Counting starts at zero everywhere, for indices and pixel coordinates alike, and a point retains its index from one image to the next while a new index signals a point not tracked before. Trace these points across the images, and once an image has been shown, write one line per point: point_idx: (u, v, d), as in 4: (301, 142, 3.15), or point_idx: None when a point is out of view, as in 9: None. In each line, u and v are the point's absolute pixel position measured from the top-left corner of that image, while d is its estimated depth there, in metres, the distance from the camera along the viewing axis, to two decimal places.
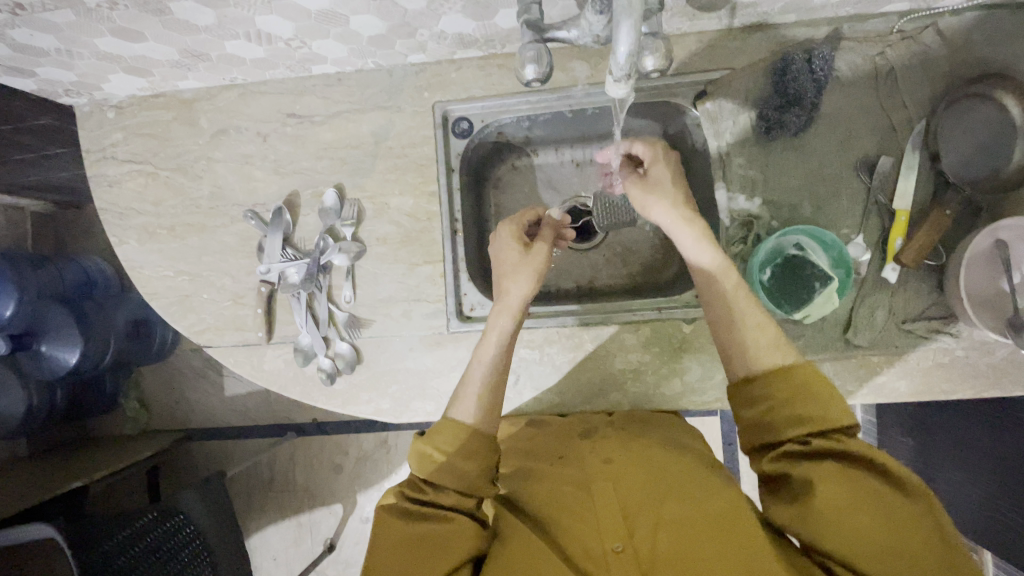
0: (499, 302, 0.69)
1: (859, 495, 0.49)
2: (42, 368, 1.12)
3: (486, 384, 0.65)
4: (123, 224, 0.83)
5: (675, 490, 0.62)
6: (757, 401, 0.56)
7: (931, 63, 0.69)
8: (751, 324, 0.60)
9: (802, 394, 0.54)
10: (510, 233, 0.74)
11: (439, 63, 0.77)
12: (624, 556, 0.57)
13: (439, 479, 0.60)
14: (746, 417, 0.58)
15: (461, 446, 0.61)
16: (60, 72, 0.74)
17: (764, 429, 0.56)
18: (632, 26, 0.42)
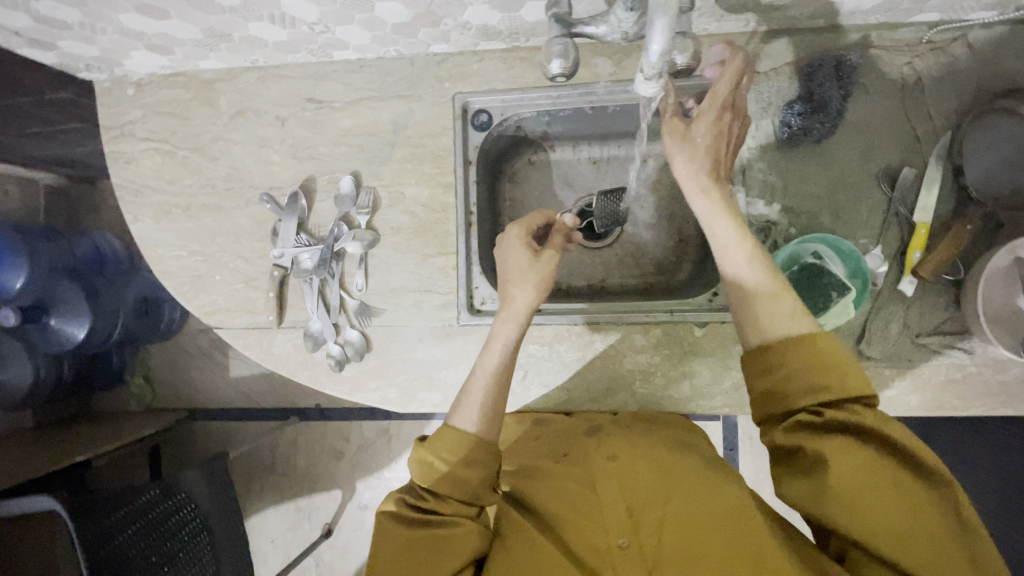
0: (505, 309, 0.67)
1: (872, 473, 0.48)
2: (50, 341, 1.15)
3: (490, 392, 0.64)
4: (139, 201, 0.83)
5: (681, 486, 0.63)
6: (772, 370, 0.54)
7: (958, 76, 0.68)
8: (777, 309, 0.55)
9: (819, 364, 0.51)
10: (517, 234, 0.71)
11: (462, 54, 0.77)
12: (630, 554, 0.58)
13: (441, 487, 0.60)
14: (758, 387, 0.55)
15: (462, 455, 0.60)
16: (82, 47, 0.74)
17: (778, 399, 0.53)
18: (666, 24, 0.42)
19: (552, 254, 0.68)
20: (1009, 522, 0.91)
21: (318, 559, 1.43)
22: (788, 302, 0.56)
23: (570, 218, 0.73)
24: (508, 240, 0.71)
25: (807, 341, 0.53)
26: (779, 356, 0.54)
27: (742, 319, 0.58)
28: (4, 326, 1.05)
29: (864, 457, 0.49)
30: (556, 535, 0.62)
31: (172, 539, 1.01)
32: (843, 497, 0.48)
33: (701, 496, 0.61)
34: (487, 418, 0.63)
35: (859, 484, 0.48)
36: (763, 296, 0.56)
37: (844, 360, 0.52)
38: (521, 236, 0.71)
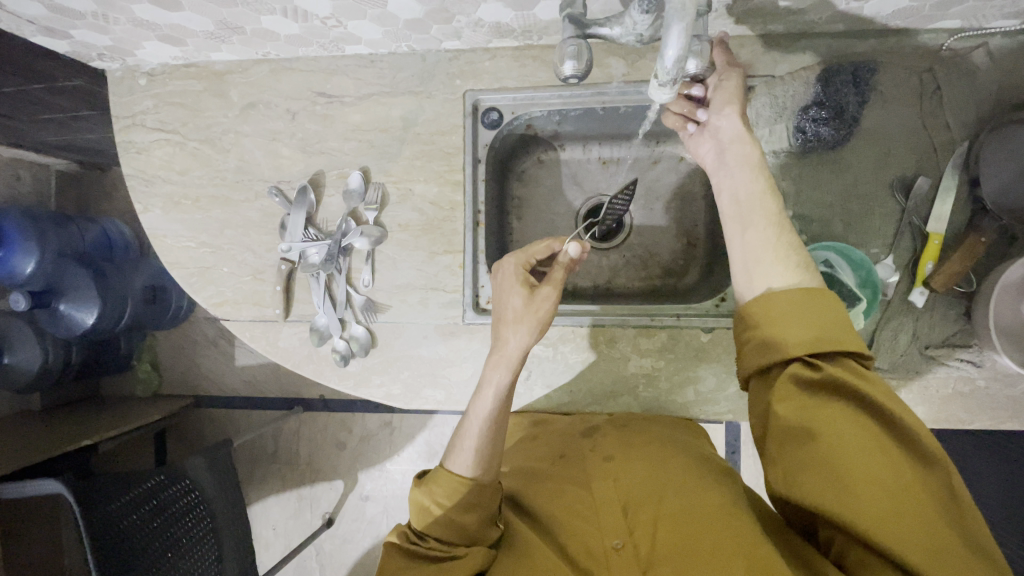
0: (497, 347, 0.67)
1: (867, 443, 0.45)
2: (59, 326, 1.14)
3: (484, 436, 0.65)
4: (148, 191, 0.83)
5: (674, 489, 0.64)
6: (771, 324, 0.51)
7: (978, 86, 0.67)
8: (793, 265, 0.54)
9: (823, 320, 0.49)
10: (512, 269, 0.69)
11: (474, 51, 0.76)
12: (626, 554, 0.60)
13: (440, 530, 0.63)
14: (755, 340, 0.52)
15: (459, 500, 0.63)
16: (95, 36, 0.74)
17: (773, 350, 0.51)
18: (683, 29, 0.41)
19: (546, 291, 0.65)
20: (1012, 536, 0.90)
21: (319, 548, 1.44)
22: (800, 258, 0.54)
23: (577, 248, 0.69)
24: (504, 275, 0.69)
25: (811, 296, 0.51)
26: (781, 306, 0.51)
27: (749, 273, 0.55)
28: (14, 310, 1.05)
29: (858, 428, 0.46)
30: (554, 539, 0.64)
31: (176, 523, 1.03)
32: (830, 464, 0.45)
33: (694, 493, 0.62)
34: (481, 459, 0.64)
35: (847, 448, 0.45)
36: (782, 256, 0.55)
37: (844, 326, 0.50)
38: (516, 270, 0.69)
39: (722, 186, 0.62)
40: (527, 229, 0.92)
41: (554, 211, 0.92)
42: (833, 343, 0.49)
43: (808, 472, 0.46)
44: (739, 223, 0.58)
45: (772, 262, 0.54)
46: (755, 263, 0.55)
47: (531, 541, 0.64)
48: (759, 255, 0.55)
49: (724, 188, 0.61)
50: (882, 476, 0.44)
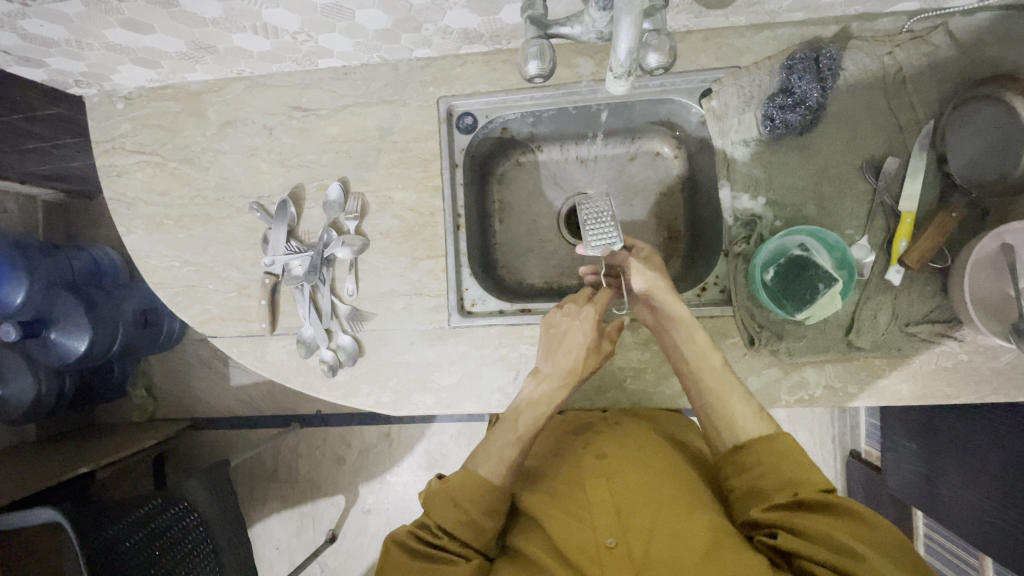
0: (558, 377, 0.71)
1: (840, 522, 0.52)
2: (50, 355, 1.14)
3: (515, 444, 0.69)
4: (130, 214, 0.84)
5: (672, 496, 0.63)
6: (749, 468, 0.61)
7: (941, 65, 0.68)
8: (744, 408, 0.64)
9: (789, 461, 0.59)
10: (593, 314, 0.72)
11: (445, 58, 0.77)
12: (619, 553, 0.58)
13: (455, 527, 0.64)
14: (738, 485, 0.61)
15: (483, 503, 0.64)
16: (70, 63, 0.75)
17: (756, 496, 0.59)
18: (632, 22, 0.42)
19: (610, 347, 0.72)
20: None
21: (323, 565, 1.43)
22: (753, 407, 0.65)
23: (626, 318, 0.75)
24: (560, 318, 0.73)
25: (777, 440, 0.61)
26: (764, 457, 0.60)
27: (711, 423, 0.66)
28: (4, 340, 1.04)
29: (828, 518, 0.53)
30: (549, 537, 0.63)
31: (175, 546, 1.03)
32: (817, 538, 0.52)
33: (692, 497, 0.63)
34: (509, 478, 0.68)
35: (832, 525, 0.52)
36: (739, 412, 0.64)
37: (806, 461, 0.59)
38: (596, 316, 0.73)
39: (668, 345, 0.70)
40: (510, 232, 0.92)
41: (535, 213, 0.92)
42: (797, 478, 0.58)
43: (806, 546, 0.52)
44: (694, 387, 0.67)
45: (735, 408, 0.64)
46: (715, 414, 0.65)
47: (528, 545, 0.64)
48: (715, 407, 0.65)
49: (669, 345, 0.70)
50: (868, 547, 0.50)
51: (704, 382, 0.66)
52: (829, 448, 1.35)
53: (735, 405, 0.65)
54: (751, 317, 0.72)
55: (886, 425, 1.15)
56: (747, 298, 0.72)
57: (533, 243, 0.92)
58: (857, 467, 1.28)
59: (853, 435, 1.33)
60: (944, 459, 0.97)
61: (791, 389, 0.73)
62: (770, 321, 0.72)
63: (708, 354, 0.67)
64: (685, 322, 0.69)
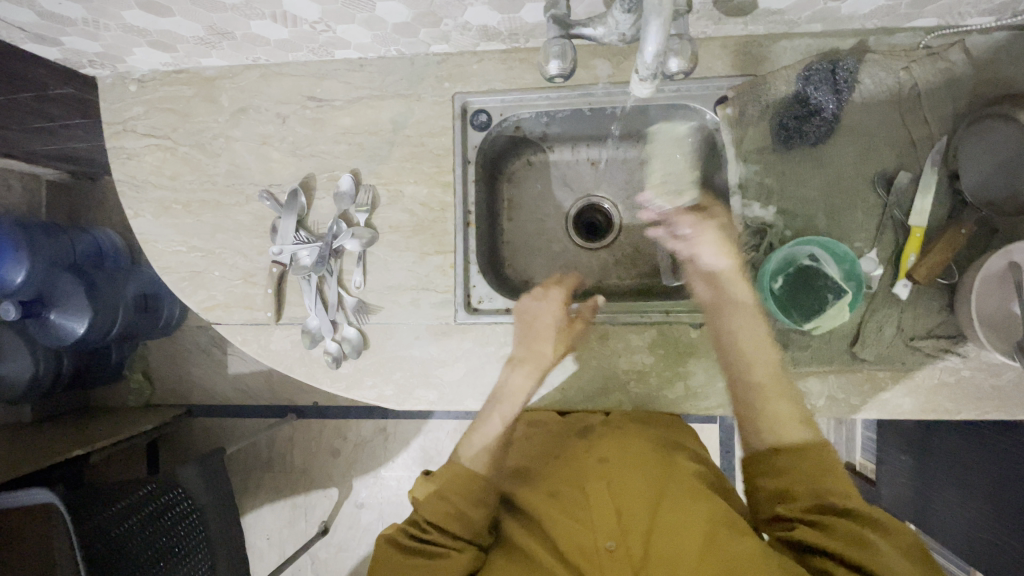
0: (532, 360, 0.74)
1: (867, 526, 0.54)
2: (49, 335, 1.13)
3: (500, 435, 0.73)
4: (139, 197, 0.83)
5: (671, 497, 0.64)
6: (783, 469, 0.62)
7: (956, 82, 0.69)
8: (788, 412, 0.64)
9: (826, 467, 0.60)
10: (559, 299, 0.78)
11: (462, 55, 0.77)
12: (618, 555, 0.61)
13: (445, 522, 0.66)
14: (767, 485, 0.63)
15: (469, 494, 0.68)
16: (85, 43, 0.75)
17: (786, 495, 0.61)
18: (661, 26, 0.42)
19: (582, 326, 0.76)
20: None
21: (313, 557, 1.43)
22: (802, 412, 0.64)
23: (600, 298, 0.77)
24: (542, 307, 0.77)
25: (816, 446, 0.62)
26: (800, 460, 0.61)
27: (745, 417, 0.66)
28: (4, 319, 1.04)
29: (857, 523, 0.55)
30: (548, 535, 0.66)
31: (166, 534, 1.02)
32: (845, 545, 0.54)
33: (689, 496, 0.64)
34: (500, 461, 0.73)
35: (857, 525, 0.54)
36: (785, 415, 0.64)
37: (840, 471, 0.61)
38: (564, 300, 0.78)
39: (722, 329, 0.69)
40: (518, 230, 0.92)
41: (544, 212, 0.93)
42: (828, 483, 0.59)
43: (830, 544, 0.54)
44: (742, 383, 0.66)
45: (781, 409, 0.64)
46: (757, 410, 0.65)
47: (525, 540, 0.67)
48: (760, 405, 0.65)
49: (726, 328, 0.69)
50: (890, 550, 0.52)
51: (757, 379, 0.66)
52: None
53: (782, 407, 0.64)
54: None
55: (881, 438, 1.15)
56: None
57: (540, 242, 0.92)
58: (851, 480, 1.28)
59: (848, 447, 1.33)
60: (939, 476, 0.97)
61: None
62: (777, 330, 0.71)
63: (766, 348, 0.67)
64: (744, 308, 0.69)
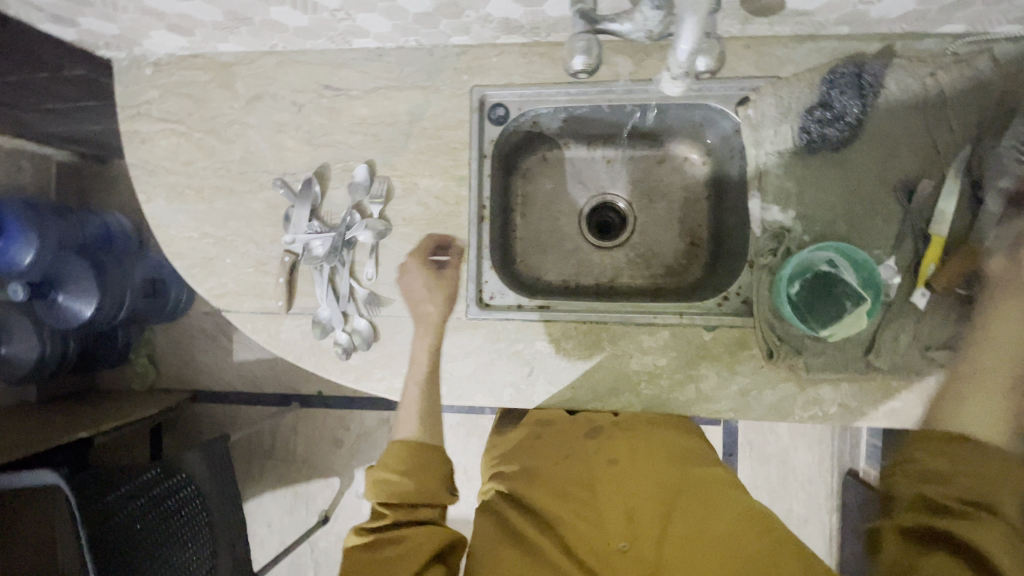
0: (427, 324, 0.77)
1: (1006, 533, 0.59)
2: (56, 316, 1.13)
3: (422, 395, 0.75)
4: (152, 181, 0.83)
5: (685, 505, 0.65)
6: (958, 461, 0.64)
7: (985, 89, 0.67)
8: (978, 403, 0.66)
9: (981, 464, 0.63)
10: (416, 262, 0.77)
11: (482, 47, 0.77)
12: (631, 556, 0.60)
13: (395, 499, 0.70)
14: (936, 467, 0.65)
15: (408, 460, 0.73)
16: (103, 24, 0.74)
17: (933, 481, 0.65)
18: (696, 23, 0.42)
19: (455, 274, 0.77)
20: None
21: (314, 545, 1.44)
22: (987, 407, 0.65)
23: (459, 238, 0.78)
24: (410, 279, 0.77)
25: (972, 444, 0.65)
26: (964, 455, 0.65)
27: (944, 397, 0.69)
28: (13, 300, 1.03)
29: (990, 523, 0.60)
30: (557, 535, 0.66)
31: (168, 519, 1.02)
32: (975, 553, 0.58)
33: (700, 504, 0.65)
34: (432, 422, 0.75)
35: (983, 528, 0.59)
36: (978, 411, 0.66)
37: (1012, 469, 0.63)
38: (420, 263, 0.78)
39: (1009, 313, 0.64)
40: (531, 226, 0.91)
41: (558, 209, 0.92)
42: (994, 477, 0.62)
43: (965, 538, 0.59)
44: (969, 368, 0.67)
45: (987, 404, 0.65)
46: (970, 397, 0.67)
47: (532, 534, 0.66)
48: (973, 395, 0.67)
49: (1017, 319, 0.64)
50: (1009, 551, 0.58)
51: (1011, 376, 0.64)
52: (827, 465, 1.35)
53: (977, 406, 0.66)
54: (771, 329, 0.71)
55: (887, 446, 1.15)
56: (768, 310, 0.72)
57: (553, 239, 0.92)
58: (855, 487, 1.27)
59: (852, 454, 1.33)
60: None
61: (805, 404, 0.73)
62: (790, 335, 0.71)
63: (999, 343, 0.65)
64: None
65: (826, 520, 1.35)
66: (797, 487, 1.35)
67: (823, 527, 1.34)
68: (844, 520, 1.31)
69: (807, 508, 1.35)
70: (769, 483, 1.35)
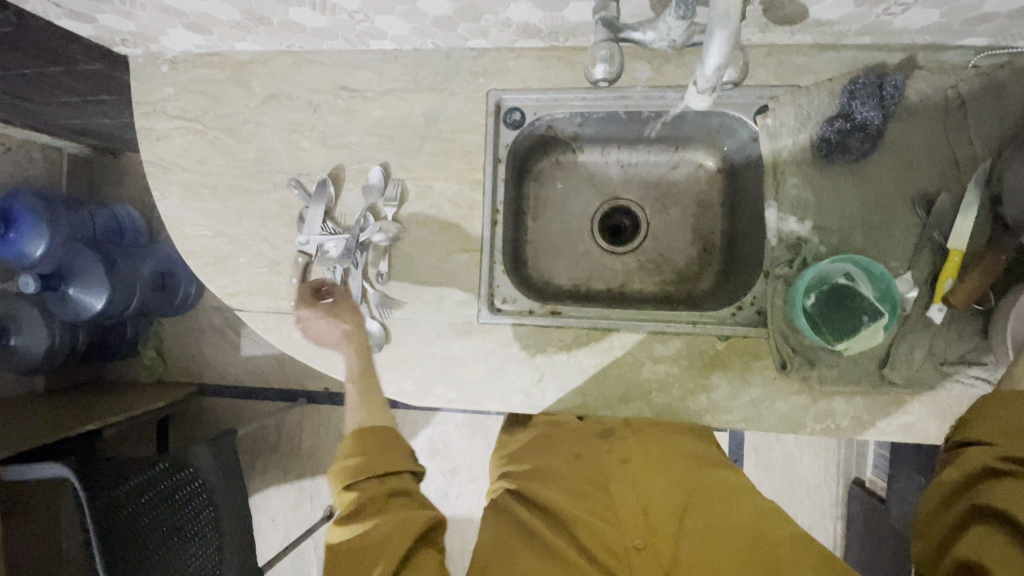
0: (343, 338, 0.77)
1: None
2: (67, 308, 1.14)
3: (358, 396, 0.75)
4: (166, 179, 0.83)
5: (701, 505, 0.67)
6: (1006, 422, 0.57)
7: (1005, 103, 0.67)
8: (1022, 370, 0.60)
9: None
10: (308, 304, 0.78)
11: (498, 50, 0.76)
12: (648, 554, 0.62)
13: (354, 481, 0.67)
14: (978, 428, 0.59)
15: (361, 442, 0.70)
16: (120, 21, 0.74)
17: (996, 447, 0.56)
18: (725, 38, 0.42)
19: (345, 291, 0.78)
20: None
21: (318, 541, 1.45)
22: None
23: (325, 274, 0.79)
24: (311, 331, 0.78)
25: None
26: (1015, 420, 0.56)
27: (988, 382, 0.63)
28: (25, 292, 1.04)
29: None
30: (573, 533, 0.67)
31: (176, 511, 1.04)
32: (1000, 513, 0.53)
33: (719, 502, 0.67)
34: (380, 406, 0.75)
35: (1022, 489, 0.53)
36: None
37: None
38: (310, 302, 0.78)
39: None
40: (543, 230, 0.91)
41: (571, 213, 0.92)
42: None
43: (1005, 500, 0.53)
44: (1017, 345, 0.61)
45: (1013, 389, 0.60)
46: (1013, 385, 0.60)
47: (546, 532, 0.68)
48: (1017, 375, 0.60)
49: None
50: None
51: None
52: (833, 472, 1.35)
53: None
54: (785, 340, 0.71)
55: (894, 457, 1.14)
56: (783, 322, 0.71)
57: (565, 244, 0.91)
58: (860, 496, 1.27)
59: (858, 463, 1.32)
60: None
61: (817, 417, 0.73)
62: (805, 346, 0.71)
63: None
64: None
65: (831, 528, 1.35)
66: (801, 494, 1.35)
67: (826, 534, 1.34)
68: (848, 528, 1.31)
69: (811, 515, 1.35)
70: (774, 489, 1.35)
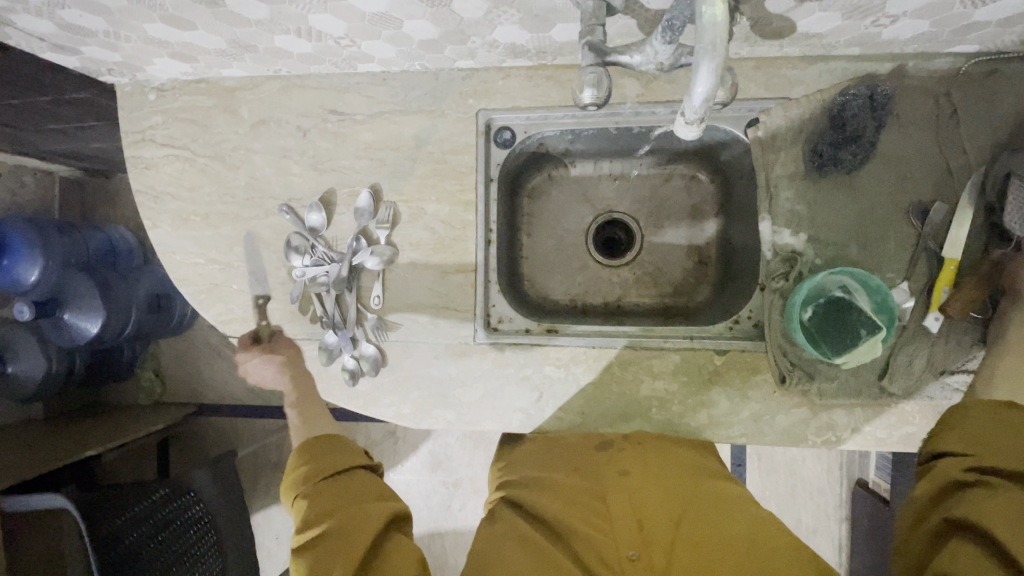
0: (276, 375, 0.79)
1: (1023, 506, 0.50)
2: (63, 334, 1.14)
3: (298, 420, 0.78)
4: (157, 207, 0.83)
5: (695, 515, 0.66)
6: (975, 432, 0.57)
7: (994, 112, 0.66)
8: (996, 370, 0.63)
9: (998, 432, 0.55)
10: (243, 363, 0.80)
11: (487, 71, 0.76)
12: (641, 564, 0.62)
13: (309, 485, 0.71)
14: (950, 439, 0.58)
15: (312, 448, 0.74)
16: (105, 53, 0.73)
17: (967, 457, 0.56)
18: (712, 67, 0.42)
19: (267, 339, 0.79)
20: None
21: None
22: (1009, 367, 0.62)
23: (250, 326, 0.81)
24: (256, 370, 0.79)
25: (996, 411, 0.57)
26: (983, 430, 0.56)
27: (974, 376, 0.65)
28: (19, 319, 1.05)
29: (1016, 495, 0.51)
30: (568, 544, 0.67)
31: (177, 537, 1.03)
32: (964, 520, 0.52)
33: (718, 515, 0.66)
34: (324, 416, 0.79)
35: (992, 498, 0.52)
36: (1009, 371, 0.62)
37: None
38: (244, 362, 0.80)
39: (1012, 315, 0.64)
40: (537, 245, 0.91)
41: (565, 227, 0.91)
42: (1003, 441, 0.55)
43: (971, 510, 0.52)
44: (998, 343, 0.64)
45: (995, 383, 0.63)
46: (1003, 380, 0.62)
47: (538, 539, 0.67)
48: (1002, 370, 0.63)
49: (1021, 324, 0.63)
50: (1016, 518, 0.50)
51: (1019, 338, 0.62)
52: (836, 474, 1.34)
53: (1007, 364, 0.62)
54: (783, 354, 0.71)
55: (897, 458, 1.14)
56: (780, 336, 0.71)
57: (559, 259, 0.91)
58: (865, 498, 1.27)
59: (861, 464, 1.32)
60: None
61: (818, 430, 0.72)
62: (804, 359, 0.71)
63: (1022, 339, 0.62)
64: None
65: (836, 529, 1.34)
66: (805, 496, 1.34)
67: (832, 536, 1.34)
68: (854, 530, 1.30)
69: (816, 517, 1.35)
70: (777, 493, 1.35)
